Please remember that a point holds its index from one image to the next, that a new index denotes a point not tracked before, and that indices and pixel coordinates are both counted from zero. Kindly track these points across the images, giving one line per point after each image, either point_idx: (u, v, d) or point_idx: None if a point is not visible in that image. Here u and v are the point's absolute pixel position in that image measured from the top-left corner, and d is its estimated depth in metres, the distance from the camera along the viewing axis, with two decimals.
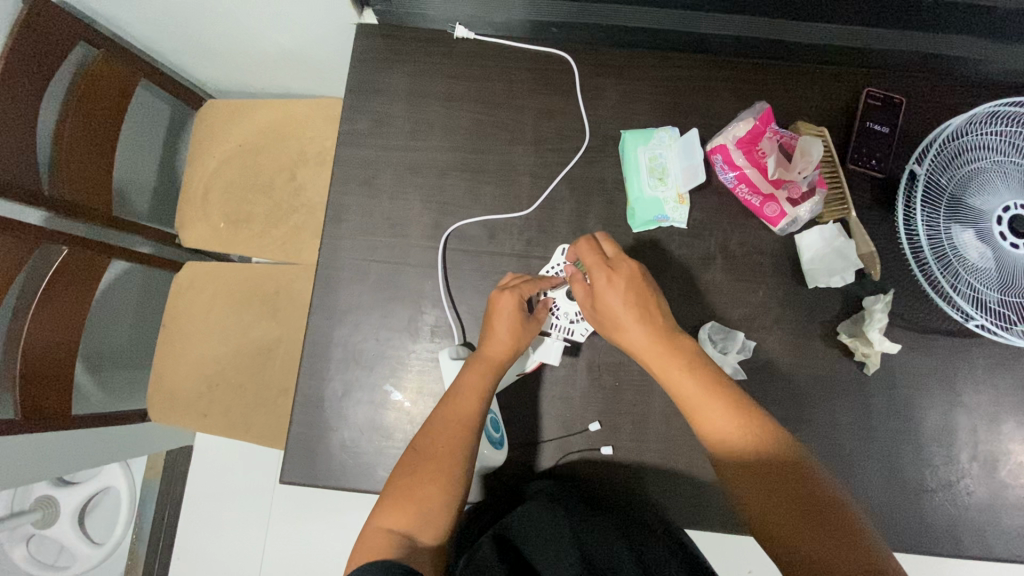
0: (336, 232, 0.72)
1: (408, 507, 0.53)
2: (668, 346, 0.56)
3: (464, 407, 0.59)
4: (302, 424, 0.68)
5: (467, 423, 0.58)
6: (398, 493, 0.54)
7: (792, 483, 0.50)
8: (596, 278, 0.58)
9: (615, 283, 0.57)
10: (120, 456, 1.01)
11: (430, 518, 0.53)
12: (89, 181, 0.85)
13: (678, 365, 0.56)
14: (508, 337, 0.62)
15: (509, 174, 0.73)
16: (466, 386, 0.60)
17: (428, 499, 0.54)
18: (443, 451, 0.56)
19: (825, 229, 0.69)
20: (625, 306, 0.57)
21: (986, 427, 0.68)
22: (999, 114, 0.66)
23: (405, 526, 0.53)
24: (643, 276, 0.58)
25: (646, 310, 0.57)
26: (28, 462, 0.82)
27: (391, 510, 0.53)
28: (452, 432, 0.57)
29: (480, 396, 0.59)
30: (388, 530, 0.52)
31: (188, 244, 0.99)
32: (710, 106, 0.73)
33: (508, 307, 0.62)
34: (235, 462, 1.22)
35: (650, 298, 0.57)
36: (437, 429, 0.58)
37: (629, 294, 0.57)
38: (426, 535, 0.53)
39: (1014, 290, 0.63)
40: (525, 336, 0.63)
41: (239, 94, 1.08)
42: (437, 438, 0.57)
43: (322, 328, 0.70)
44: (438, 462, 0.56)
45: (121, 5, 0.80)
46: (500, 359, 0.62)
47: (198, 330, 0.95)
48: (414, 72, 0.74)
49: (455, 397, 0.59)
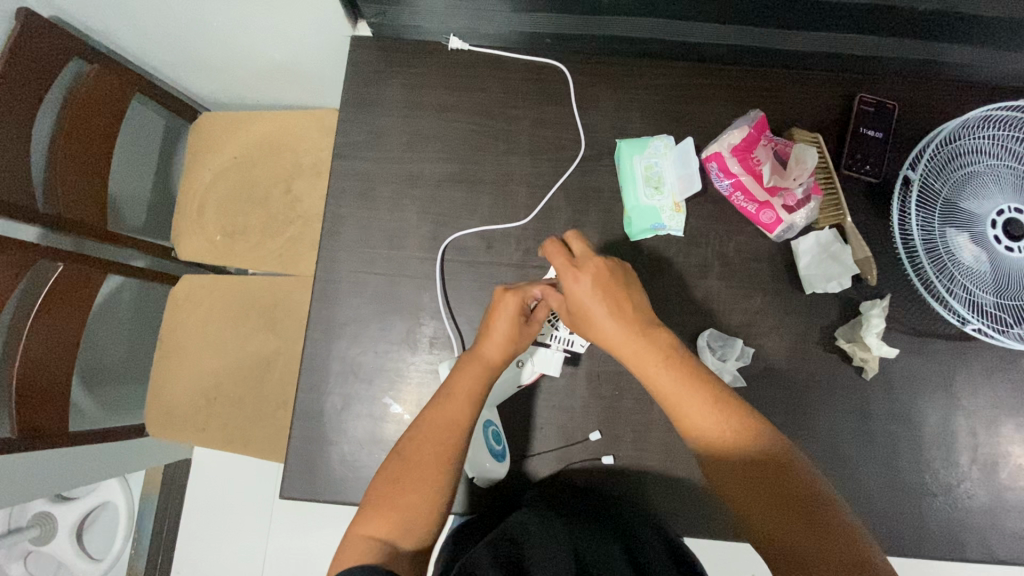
0: (333, 245, 0.72)
1: (390, 515, 0.53)
2: (641, 342, 0.56)
3: (453, 413, 0.57)
4: (301, 439, 0.67)
5: (454, 430, 0.57)
6: (381, 498, 0.54)
7: (768, 477, 0.50)
8: (563, 278, 0.58)
9: (582, 278, 0.57)
10: (117, 470, 1.00)
11: (412, 525, 0.53)
12: (86, 197, 0.84)
13: (643, 359, 0.56)
14: (504, 341, 0.60)
15: (506, 184, 0.73)
16: (457, 389, 0.59)
17: (411, 507, 0.53)
18: (428, 458, 0.55)
19: (820, 235, 0.69)
20: (593, 304, 0.56)
21: (985, 430, 0.69)
22: (993, 118, 0.67)
23: (386, 533, 0.52)
24: (613, 271, 0.58)
25: (616, 308, 0.56)
26: (24, 481, 0.82)
27: (373, 516, 0.53)
28: (438, 439, 0.56)
29: (470, 402, 0.58)
30: (370, 536, 0.52)
31: (185, 258, 0.99)
32: (705, 114, 0.74)
33: (509, 307, 0.60)
34: (234, 475, 1.21)
35: (621, 298, 0.57)
36: (424, 433, 0.57)
37: (597, 287, 0.57)
38: (407, 542, 0.52)
39: (1009, 293, 0.63)
40: (523, 339, 0.61)
41: (234, 106, 1.08)
42: (423, 444, 0.56)
43: (321, 342, 0.70)
44: (423, 469, 0.55)
45: (113, 19, 0.80)
46: (495, 361, 0.60)
47: (195, 343, 0.95)
48: (410, 84, 0.74)
49: (445, 401, 0.58)
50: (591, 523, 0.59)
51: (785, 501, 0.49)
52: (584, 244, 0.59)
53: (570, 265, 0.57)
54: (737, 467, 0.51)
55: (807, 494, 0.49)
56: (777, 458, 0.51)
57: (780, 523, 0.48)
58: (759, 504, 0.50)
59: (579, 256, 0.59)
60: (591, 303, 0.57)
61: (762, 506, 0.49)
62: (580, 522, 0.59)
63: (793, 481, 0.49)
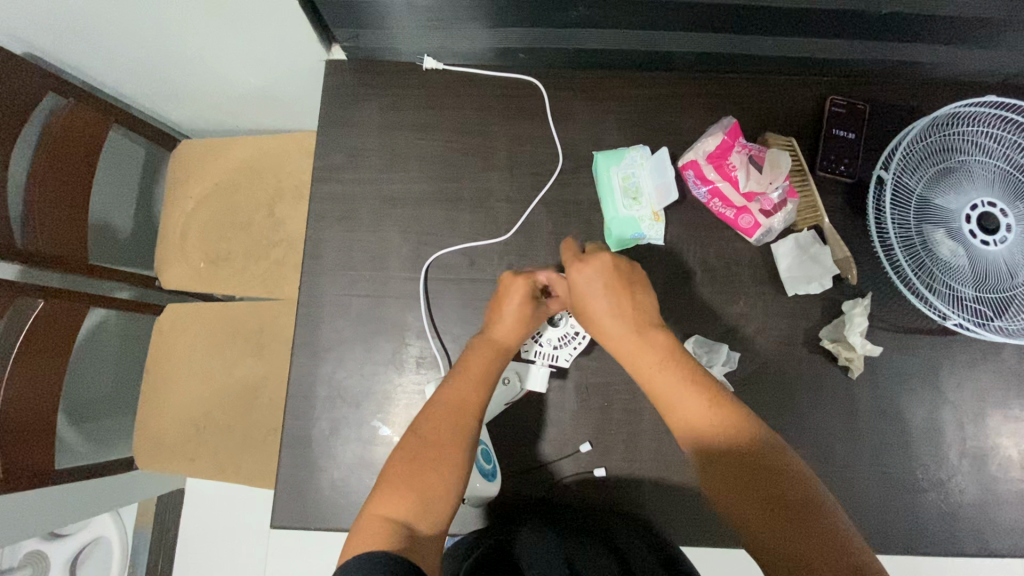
0: (314, 268, 0.72)
1: (409, 496, 0.49)
2: (647, 339, 0.55)
3: (467, 394, 0.56)
4: (290, 466, 0.67)
5: (469, 409, 0.55)
6: (398, 479, 0.50)
7: (760, 478, 0.48)
8: (569, 272, 0.58)
9: (587, 271, 0.57)
10: (106, 506, 0.99)
11: (432, 507, 0.49)
12: (66, 231, 0.84)
13: (646, 356, 0.55)
14: (517, 326, 0.60)
15: (486, 200, 0.73)
16: (470, 371, 0.57)
17: (430, 487, 0.50)
18: (445, 438, 0.53)
19: (800, 237, 0.70)
20: (599, 296, 0.56)
21: (972, 423, 0.69)
22: (961, 115, 0.68)
23: (405, 514, 0.48)
24: (619, 267, 0.57)
25: (623, 303, 0.56)
26: (11, 523, 0.81)
27: (389, 496, 0.49)
28: (453, 417, 0.54)
29: (483, 384, 0.57)
30: (386, 518, 0.48)
31: (168, 287, 0.99)
32: (679, 122, 0.74)
33: (522, 292, 0.60)
34: (227, 505, 1.20)
35: (625, 289, 0.57)
36: (438, 416, 0.54)
37: (603, 284, 0.56)
38: (426, 525, 0.49)
39: (987, 286, 0.64)
40: (533, 325, 0.62)
41: (214, 132, 1.08)
42: (439, 425, 0.53)
43: (307, 367, 0.69)
44: (441, 449, 0.52)
45: (87, 52, 0.80)
46: (506, 346, 0.60)
47: (182, 374, 0.94)
48: (386, 105, 0.75)
49: (460, 382, 0.57)
50: (583, 533, 0.60)
51: (776, 502, 0.47)
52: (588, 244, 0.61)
53: (574, 257, 0.58)
54: (730, 466, 0.50)
55: (803, 493, 0.47)
56: (773, 458, 0.49)
57: (774, 525, 0.46)
58: (752, 502, 0.48)
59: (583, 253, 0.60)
60: (594, 297, 0.57)
61: (755, 507, 0.47)
62: (573, 535, 0.59)
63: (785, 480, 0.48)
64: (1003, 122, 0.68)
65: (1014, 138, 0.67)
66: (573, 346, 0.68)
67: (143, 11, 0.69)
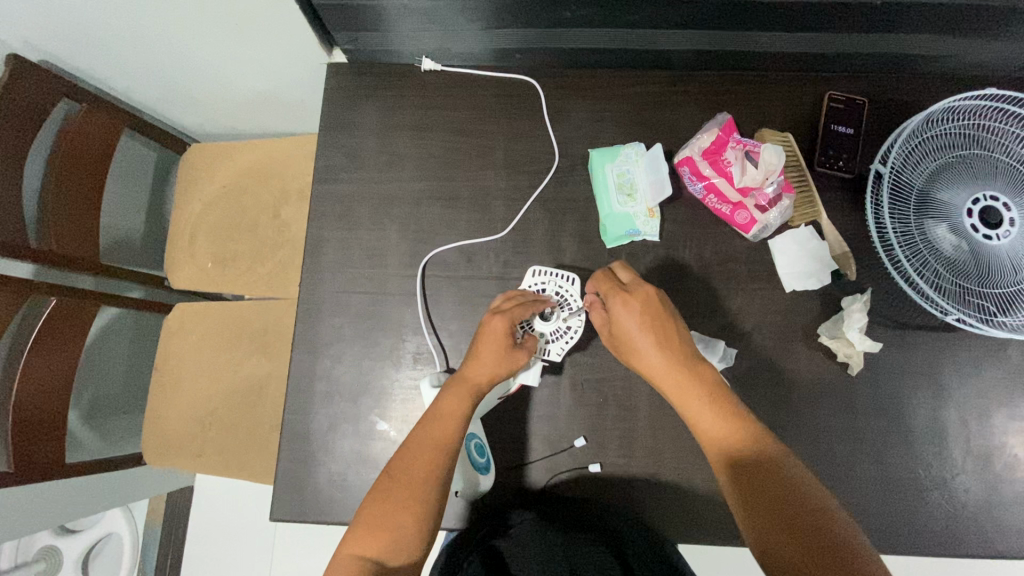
0: (315, 266, 0.73)
1: (379, 533, 0.50)
2: (687, 376, 0.54)
3: (441, 434, 0.55)
4: (288, 460, 0.68)
5: (441, 451, 0.54)
6: (372, 517, 0.51)
7: (758, 478, 0.49)
8: (612, 302, 0.57)
9: (632, 305, 0.57)
10: (116, 500, 1.02)
11: (404, 543, 0.50)
12: (78, 231, 0.86)
13: (687, 390, 0.54)
14: (491, 365, 0.59)
15: (482, 198, 0.74)
16: (446, 410, 0.57)
17: (400, 527, 0.51)
18: (418, 477, 0.53)
19: (797, 233, 0.70)
20: (642, 331, 0.56)
21: (975, 420, 0.68)
22: (959, 109, 0.67)
23: (375, 552, 0.49)
24: (661, 302, 0.57)
25: (663, 338, 0.56)
26: (21, 515, 0.83)
27: (361, 535, 0.50)
28: (429, 458, 0.54)
29: (458, 425, 0.56)
30: (358, 556, 0.49)
31: (178, 287, 1.01)
32: (675, 120, 0.75)
33: (498, 332, 0.59)
34: (236, 501, 1.22)
35: (666, 324, 0.56)
36: (414, 454, 0.54)
37: (644, 317, 0.56)
38: (397, 561, 0.50)
39: (992, 281, 0.63)
40: (511, 364, 0.60)
41: (222, 135, 1.11)
42: (413, 464, 0.53)
43: (307, 362, 0.71)
44: (413, 489, 0.52)
45: (99, 59, 0.83)
46: (482, 385, 0.58)
47: (190, 371, 0.96)
48: (385, 106, 0.76)
49: (434, 422, 0.56)
50: (581, 532, 0.59)
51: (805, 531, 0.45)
52: (631, 272, 0.60)
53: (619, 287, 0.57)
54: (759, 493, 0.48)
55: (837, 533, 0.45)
56: (808, 499, 0.47)
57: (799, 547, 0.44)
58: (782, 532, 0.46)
59: (628, 282, 0.59)
60: (638, 332, 0.56)
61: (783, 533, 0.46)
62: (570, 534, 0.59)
63: (814, 513, 0.46)
64: (1001, 115, 0.67)
65: (1014, 131, 0.66)
66: (565, 341, 0.68)
67: (148, 18, 0.72)
